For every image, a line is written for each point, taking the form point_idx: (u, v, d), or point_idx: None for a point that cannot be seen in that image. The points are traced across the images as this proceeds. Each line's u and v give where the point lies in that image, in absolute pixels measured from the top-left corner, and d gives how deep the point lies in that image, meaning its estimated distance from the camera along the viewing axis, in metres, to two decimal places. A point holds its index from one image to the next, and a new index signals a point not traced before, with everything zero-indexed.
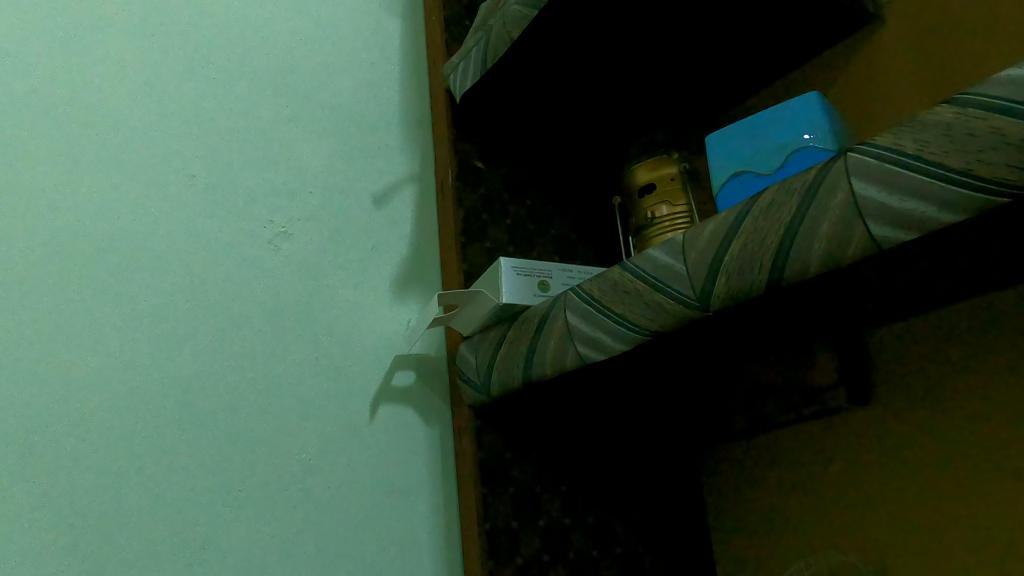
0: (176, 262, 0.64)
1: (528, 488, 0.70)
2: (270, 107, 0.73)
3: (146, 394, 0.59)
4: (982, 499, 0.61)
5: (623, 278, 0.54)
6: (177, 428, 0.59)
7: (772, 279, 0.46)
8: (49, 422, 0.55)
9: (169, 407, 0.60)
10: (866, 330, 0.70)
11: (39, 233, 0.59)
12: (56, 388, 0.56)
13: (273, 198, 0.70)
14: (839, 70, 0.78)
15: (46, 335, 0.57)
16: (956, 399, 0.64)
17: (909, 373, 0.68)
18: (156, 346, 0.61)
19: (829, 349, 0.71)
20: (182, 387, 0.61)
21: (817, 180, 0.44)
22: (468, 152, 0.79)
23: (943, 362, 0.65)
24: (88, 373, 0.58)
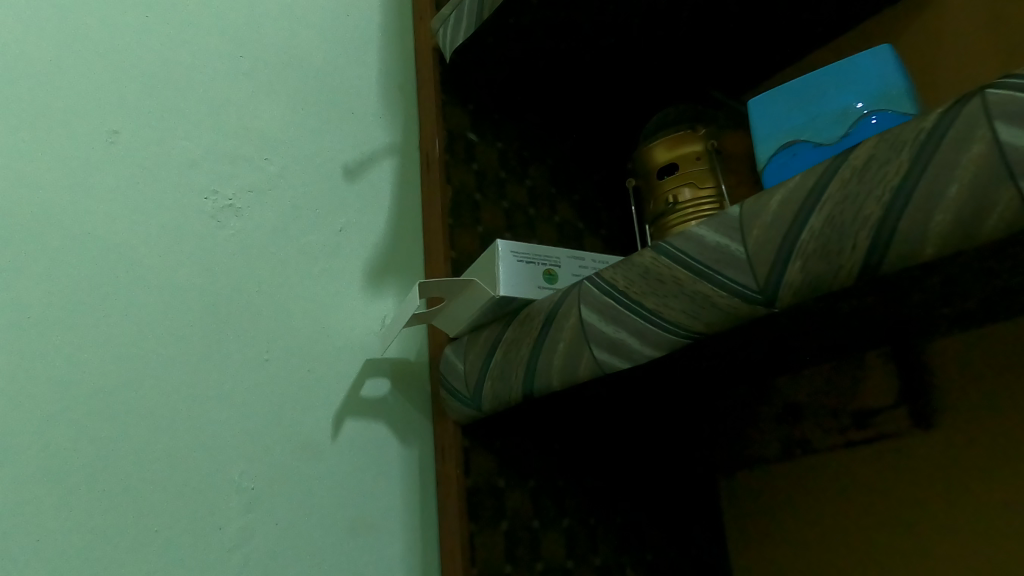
0: (83, 238, 0.50)
1: (524, 522, 0.57)
2: (219, 55, 0.59)
3: (33, 410, 0.45)
4: None
5: (656, 264, 0.42)
6: (70, 454, 0.45)
7: (868, 263, 0.34)
8: None
9: (64, 427, 0.46)
10: (929, 337, 0.60)
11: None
12: None
13: (218, 163, 0.56)
14: (891, 37, 0.68)
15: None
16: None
17: (985, 390, 0.57)
18: (49, 346, 0.47)
19: (885, 359, 0.62)
20: (80, 402, 0.46)
21: (940, 127, 0.32)
22: (459, 120, 0.67)
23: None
24: None
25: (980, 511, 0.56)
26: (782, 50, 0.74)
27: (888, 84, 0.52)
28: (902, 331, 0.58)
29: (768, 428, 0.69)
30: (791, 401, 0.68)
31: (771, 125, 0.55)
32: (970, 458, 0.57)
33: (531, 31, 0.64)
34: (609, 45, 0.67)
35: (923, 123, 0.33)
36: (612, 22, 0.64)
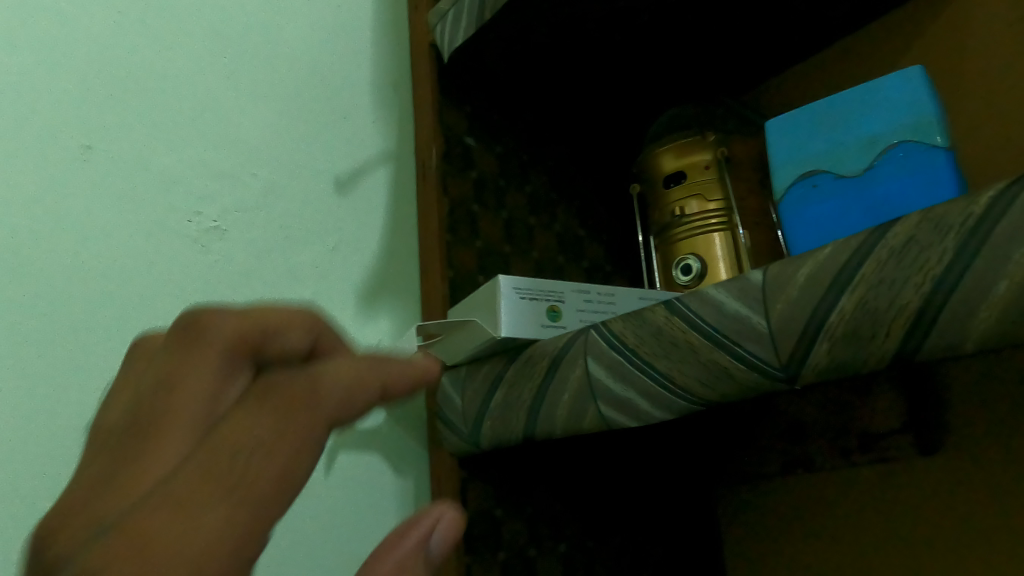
0: (49, 269, 0.46)
1: (521, 550, 0.56)
2: (198, 56, 0.55)
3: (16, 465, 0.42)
4: None
5: (670, 325, 0.40)
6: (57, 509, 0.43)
7: (901, 352, 0.32)
8: None
9: (46, 480, 0.43)
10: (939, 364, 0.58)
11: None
12: None
13: (199, 180, 0.53)
14: (914, 36, 0.63)
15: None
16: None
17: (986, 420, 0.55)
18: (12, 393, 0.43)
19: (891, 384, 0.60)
20: (64, 452, 0.44)
21: (991, 213, 0.30)
22: (456, 124, 0.63)
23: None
24: None
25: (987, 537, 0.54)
26: (798, 44, 0.69)
27: (917, 113, 0.47)
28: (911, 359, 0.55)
29: (770, 444, 0.67)
30: (795, 419, 0.66)
31: (791, 150, 0.52)
32: (970, 489, 0.56)
33: (530, 30, 0.59)
34: (616, 44, 0.63)
35: (972, 205, 0.31)
36: (620, 21, 0.60)
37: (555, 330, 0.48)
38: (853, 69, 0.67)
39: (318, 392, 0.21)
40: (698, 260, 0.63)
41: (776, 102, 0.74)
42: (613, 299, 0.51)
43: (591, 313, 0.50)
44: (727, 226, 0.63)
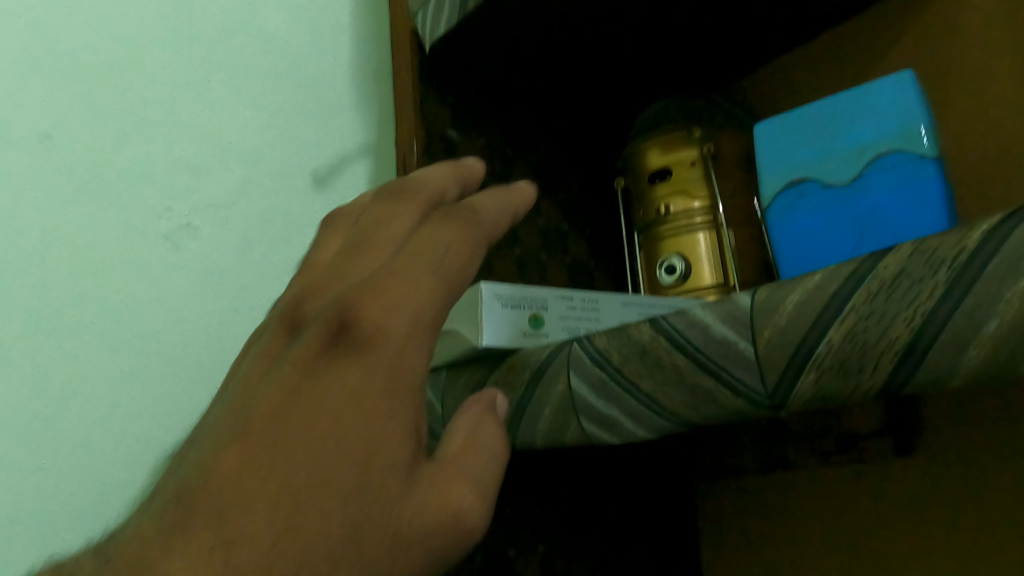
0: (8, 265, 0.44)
1: (499, 553, 0.56)
2: (166, 45, 0.53)
3: None
4: None
5: (655, 345, 0.39)
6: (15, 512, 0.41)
7: (889, 385, 0.31)
8: None
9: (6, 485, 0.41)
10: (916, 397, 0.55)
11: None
12: None
13: (170, 175, 0.51)
14: (903, 31, 0.62)
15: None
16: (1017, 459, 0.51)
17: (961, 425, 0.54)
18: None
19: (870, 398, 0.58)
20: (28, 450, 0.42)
21: (984, 249, 0.29)
22: (438, 116, 0.61)
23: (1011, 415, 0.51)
24: None
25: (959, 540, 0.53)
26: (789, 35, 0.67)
27: (907, 121, 0.46)
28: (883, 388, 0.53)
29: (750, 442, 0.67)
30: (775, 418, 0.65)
31: (780, 156, 0.51)
32: (940, 494, 0.54)
33: (512, 20, 0.57)
34: (601, 34, 0.61)
35: (965, 240, 0.30)
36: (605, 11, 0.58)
37: (537, 339, 0.46)
38: (845, 62, 0.66)
39: (434, 241, 0.31)
40: (682, 260, 0.62)
41: (765, 93, 0.73)
42: (599, 307, 0.49)
43: (575, 321, 0.48)
44: (712, 225, 0.62)
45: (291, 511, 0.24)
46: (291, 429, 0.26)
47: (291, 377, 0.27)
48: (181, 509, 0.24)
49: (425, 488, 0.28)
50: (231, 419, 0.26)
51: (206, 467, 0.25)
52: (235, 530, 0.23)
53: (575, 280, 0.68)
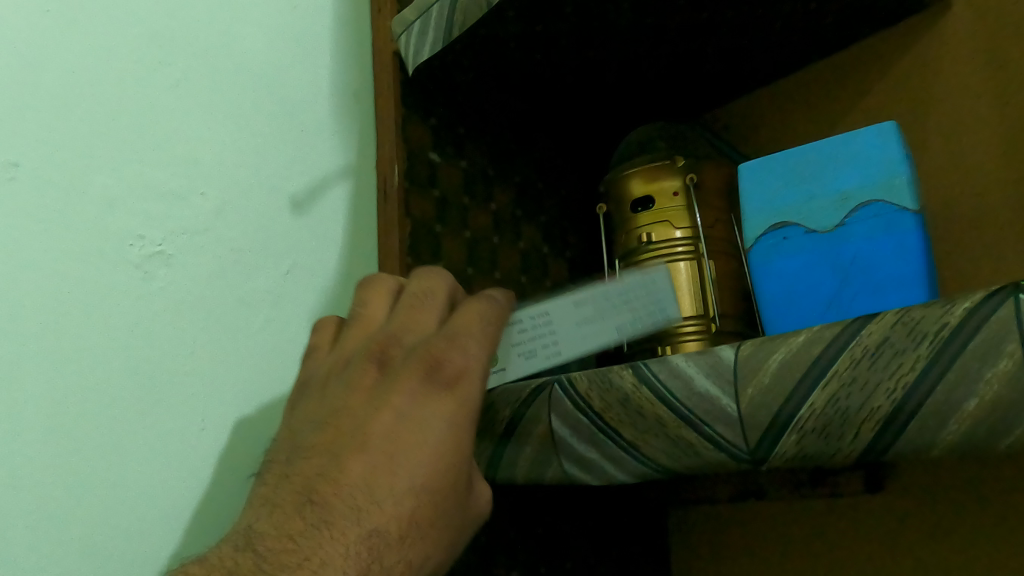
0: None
1: None
2: (144, 60, 0.51)
3: None
4: None
5: (637, 394, 0.39)
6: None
7: (869, 451, 0.32)
8: None
9: None
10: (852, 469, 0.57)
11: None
12: None
13: (143, 201, 0.49)
14: (883, 69, 0.63)
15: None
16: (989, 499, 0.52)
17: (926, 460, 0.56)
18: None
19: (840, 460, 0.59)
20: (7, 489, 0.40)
21: (968, 326, 0.29)
22: (421, 137, 0.60)
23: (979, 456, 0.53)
24: None
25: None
26: (774, 66, 0.67)
27: (890, 172, 0.47)
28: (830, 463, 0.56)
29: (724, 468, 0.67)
30: None
31: (764, 197, 0.51)
32: (912, 530, 0.56)
33: (501, 45, 0.56)
34: (589, 60, 0.60)
35: (948, 314, 0.30)
36: (595, 39, 0.57)
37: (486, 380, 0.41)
38: (828, 96, 0.66)
39: (476, 315, 0.38)
40: None
41: (746, 121, 0.73)
42: (557, 324, 0.42)
43: (531, 347, 0.42)
44: (693, 255, 0.62)
45: (401, 521, 0.32)
46: (389, 455, 0.33)
47: (389, 416, 0.34)
48: (308, 517, 0.31)
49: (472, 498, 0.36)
50: (335, 442, 0.34)
51: (330, 479, 0.32)
52: (366, 528, 0.31)
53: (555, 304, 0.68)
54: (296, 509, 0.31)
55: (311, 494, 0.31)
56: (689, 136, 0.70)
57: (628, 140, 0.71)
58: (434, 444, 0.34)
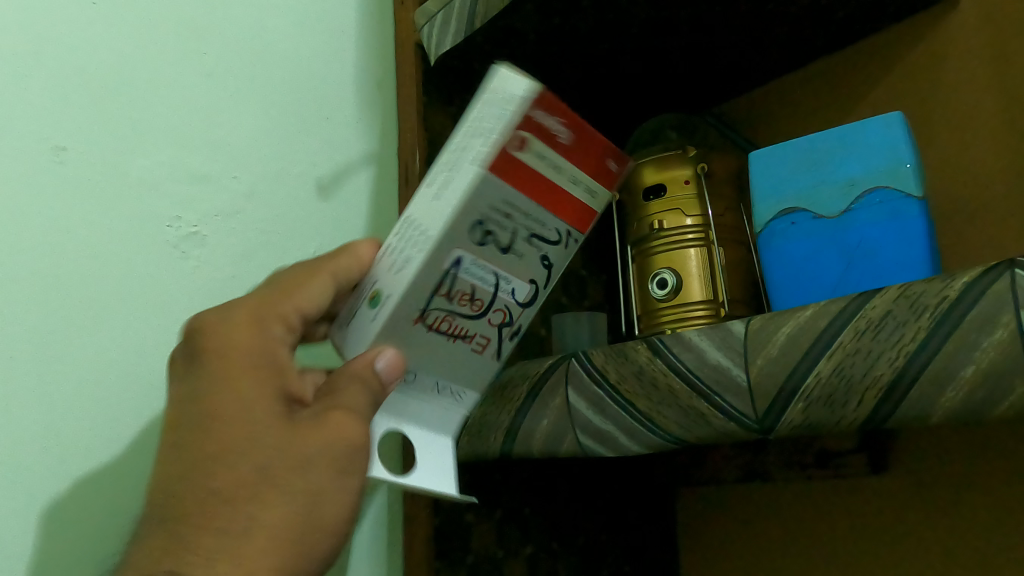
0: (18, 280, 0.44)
1: (489, 554, 0.58)
2: (181, 49, 0.53)
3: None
4: None
5: (652, 367, 0.41)
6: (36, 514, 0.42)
7: (871, 418, 0.34)
8: None
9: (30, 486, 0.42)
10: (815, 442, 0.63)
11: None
12: None
13: (179, 184, 0.51)
14: (892, 62, 0.64)
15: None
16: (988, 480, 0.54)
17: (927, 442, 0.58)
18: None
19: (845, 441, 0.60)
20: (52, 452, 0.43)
21: (966, 299, 0.31)
22: (441, 125, 0.62)
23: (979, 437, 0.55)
24: None
25: (931, 558, 0.56)
26: (785, 59, 0.69)
27: (896, 160, 0.49)
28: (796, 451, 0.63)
29: (730, 451, 0.69)
30: None
31: (774, 185, 0.53)
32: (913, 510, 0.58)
33: (520, 36, 0.58)
34: (604, 51, 0.62)
35: (948, 288, 0.32)
36: (610, 31, 0.59)
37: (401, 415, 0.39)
38: (837, 91, 0.68)
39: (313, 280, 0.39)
40: (673, 275, 0.64)
41: (758, 114, 0.75)
42: (420, 213, 0.36)
43: (407, 252, 0.36)
44: (703, 242, 0.64)
45: (261, 509, 0.32)
46: (221, 447, 0.33)
47: (241, 407, 0.34)
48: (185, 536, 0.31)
49: (325, 423, 0.35)
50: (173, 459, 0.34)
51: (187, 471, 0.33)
52: (233, 519, 0.32)
53: (568, 289, 0.70)
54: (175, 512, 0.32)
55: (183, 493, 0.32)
56: (701, 128, 0.72)
57: (642, 131, 0.73)
58: (288, 419, 0.35)
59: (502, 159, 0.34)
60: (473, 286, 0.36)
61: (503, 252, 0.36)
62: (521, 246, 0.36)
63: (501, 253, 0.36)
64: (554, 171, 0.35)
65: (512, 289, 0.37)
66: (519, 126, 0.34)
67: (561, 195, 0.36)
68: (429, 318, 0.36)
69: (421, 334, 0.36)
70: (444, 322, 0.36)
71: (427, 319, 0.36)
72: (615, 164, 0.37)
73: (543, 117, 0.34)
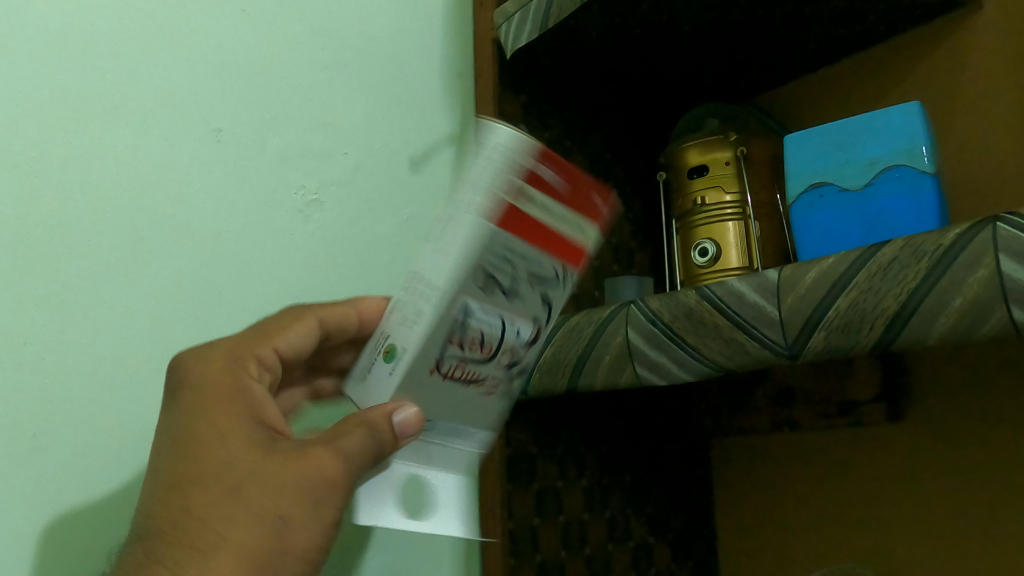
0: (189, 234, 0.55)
1: (551, 483, 0.67)
2: (303, 48, 0.63)
3: None
4: (1002, 532, 0.60)
5: (700, 307, 0.50)
6: None
7: (880, 342, 0.42)
8: (62, 409, 0.48)
9: None
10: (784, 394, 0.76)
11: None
12: (75, 368, 0.49)
13: (304, 159, 0.62)
14: (916, 59, 0.72)
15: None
16: (998, 424, 0.62)
17: (943, 393, 0.65)
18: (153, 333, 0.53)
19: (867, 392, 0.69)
20: None
21: (957, 246, 0.39)
22: (513, 111, 0.71)
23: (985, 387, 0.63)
24: (109, 355, 0.50)
25: (944, 493, 0.64)
26: (819, 55, 0.77)
27: (912, 141, 0.57)
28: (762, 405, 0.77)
29: (762, 404, 0.77)
30: (784, 384, 0.76)
31: (805, 163, 0.61)
32: (928, 451, 0.66)
33: (584, 33, 0.67)
34: (656, 46, 0.71)
35: (943, 239, 0.40)
36: (662, 29, 0.68)
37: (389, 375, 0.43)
38: (867, 83, 0.76)
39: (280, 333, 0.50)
40: (713, 245, 0.72)
41: (794, 104, 0.83)
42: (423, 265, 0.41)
43: (417, 307, 0.41)
44: (741, 216, 0.73)
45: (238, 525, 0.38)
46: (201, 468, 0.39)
47: (231, 446, 0.40)
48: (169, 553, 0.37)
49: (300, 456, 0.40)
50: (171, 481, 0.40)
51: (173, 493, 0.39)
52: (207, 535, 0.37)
53: (619, 259, 0.79)
54: (171, 515, 0.38)
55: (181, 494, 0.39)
56: (741, 115, 0.80)
57: (688, 118, 0.81)
58: (259, 442, 0.41)
59: (510, 219, 0.40)
60: (482, 332, 0.42)
61: (507, 299, 0.42)
62: (529, 295, 0.43)
63: (507, 299, 0.42)
64: (546, 211, 0.41)
65: (518, 330, 0.44)
66: (516, 186, 0.39)
67: (567, 245, 0.42)
68: (443, 365, 0.42)
69: (438, 377, 0.43)
70: (456, 366, 0.43)
71: (443, 365, 0.42)
72: (597, 199, 0.43)
73: (545, 175, 0.40)
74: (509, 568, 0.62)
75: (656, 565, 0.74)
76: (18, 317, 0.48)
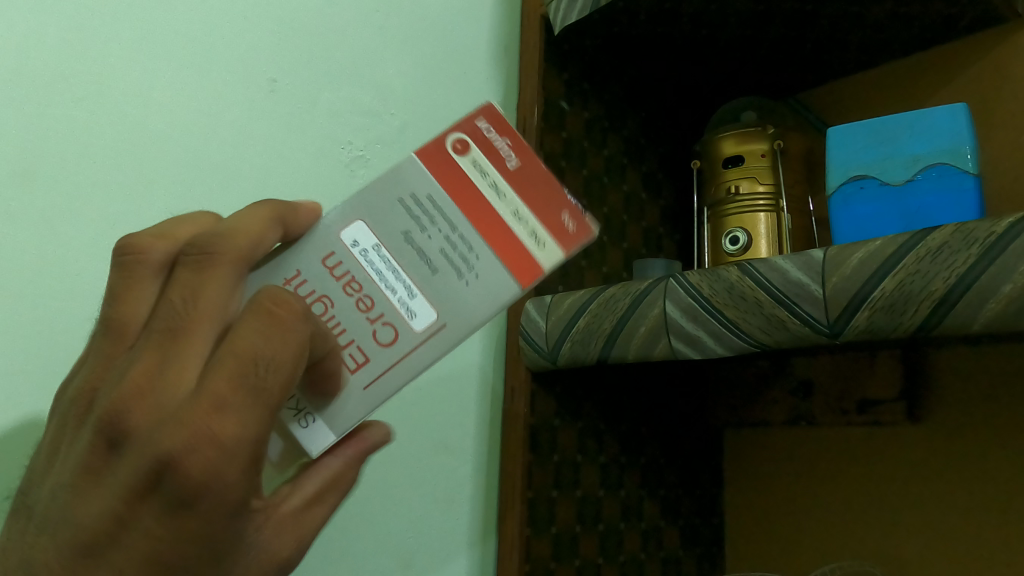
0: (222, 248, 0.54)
1: (571, 456, 0.67)
2: (356, 10, 0.64)
3: None
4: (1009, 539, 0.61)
5: (741, 283, 0.51)
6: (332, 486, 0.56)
7: (924, 325, 0.43)
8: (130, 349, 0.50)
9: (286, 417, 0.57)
10: (805, 388, 0.76)
11: (23, 108, 0.47)
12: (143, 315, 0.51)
13: (353, 115, 0.62)
14: (955, 68, 0.73)
15: (21, 243, 0.46)
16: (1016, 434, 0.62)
17: (964, 398, 0.66)
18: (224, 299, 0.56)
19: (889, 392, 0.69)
20: None
21: (1009, 234, 0.40)
22: (555, 88, 0.72)
23: (1008, 394, 0.63)
24: None
25: (955, 495, 0.65)
26: (860, 58, 0.78)
27: (956, 142, 0.57)
28: (781, 397, 0.78)
29: (781, 398, 0.78)
30: (805, 377, 0.76)
31: (846, 157, 0.62)
32: (942, 453, 0.67)
33: (632, 16, 0.68)
34: (700, 35, 0.72)
35: (994, 227, 0.40)
36: (709, 19, 0.69)
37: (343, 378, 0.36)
38: (905, 90, 0.77)
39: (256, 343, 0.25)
40: (744, 233, 0.73)
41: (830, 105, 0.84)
42: None
43: None
44: (773, 208, 0.73)
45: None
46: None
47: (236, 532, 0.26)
48: None
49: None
50: None
51: (177, 510, 0.24)
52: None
53: (646, 242, 0.80)
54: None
55: (106, 442, 0.25)
56: (779, 111, 0.81)
57: (724, 110, 0.82)
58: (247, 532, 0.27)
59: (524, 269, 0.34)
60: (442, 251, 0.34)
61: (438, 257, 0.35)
62: None
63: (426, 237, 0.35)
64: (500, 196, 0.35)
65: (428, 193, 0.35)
66: (550, 229, 0.34)
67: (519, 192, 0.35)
68: (387, 333, 0.33)
69: (382, 272, 0.34)
70: (322, 302, 0.34)
71: (396, 284, 0.34)
72: (566, 216, 0.35)
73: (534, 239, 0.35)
74: (526, 536, 0.62)
75: (665, 547, 0.75)
76: (63, 241, 0.48)
